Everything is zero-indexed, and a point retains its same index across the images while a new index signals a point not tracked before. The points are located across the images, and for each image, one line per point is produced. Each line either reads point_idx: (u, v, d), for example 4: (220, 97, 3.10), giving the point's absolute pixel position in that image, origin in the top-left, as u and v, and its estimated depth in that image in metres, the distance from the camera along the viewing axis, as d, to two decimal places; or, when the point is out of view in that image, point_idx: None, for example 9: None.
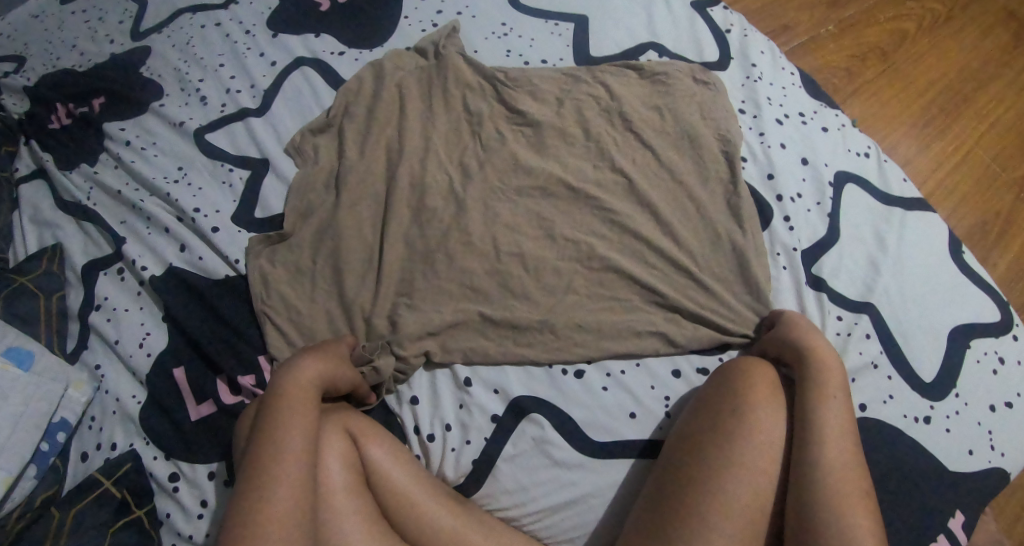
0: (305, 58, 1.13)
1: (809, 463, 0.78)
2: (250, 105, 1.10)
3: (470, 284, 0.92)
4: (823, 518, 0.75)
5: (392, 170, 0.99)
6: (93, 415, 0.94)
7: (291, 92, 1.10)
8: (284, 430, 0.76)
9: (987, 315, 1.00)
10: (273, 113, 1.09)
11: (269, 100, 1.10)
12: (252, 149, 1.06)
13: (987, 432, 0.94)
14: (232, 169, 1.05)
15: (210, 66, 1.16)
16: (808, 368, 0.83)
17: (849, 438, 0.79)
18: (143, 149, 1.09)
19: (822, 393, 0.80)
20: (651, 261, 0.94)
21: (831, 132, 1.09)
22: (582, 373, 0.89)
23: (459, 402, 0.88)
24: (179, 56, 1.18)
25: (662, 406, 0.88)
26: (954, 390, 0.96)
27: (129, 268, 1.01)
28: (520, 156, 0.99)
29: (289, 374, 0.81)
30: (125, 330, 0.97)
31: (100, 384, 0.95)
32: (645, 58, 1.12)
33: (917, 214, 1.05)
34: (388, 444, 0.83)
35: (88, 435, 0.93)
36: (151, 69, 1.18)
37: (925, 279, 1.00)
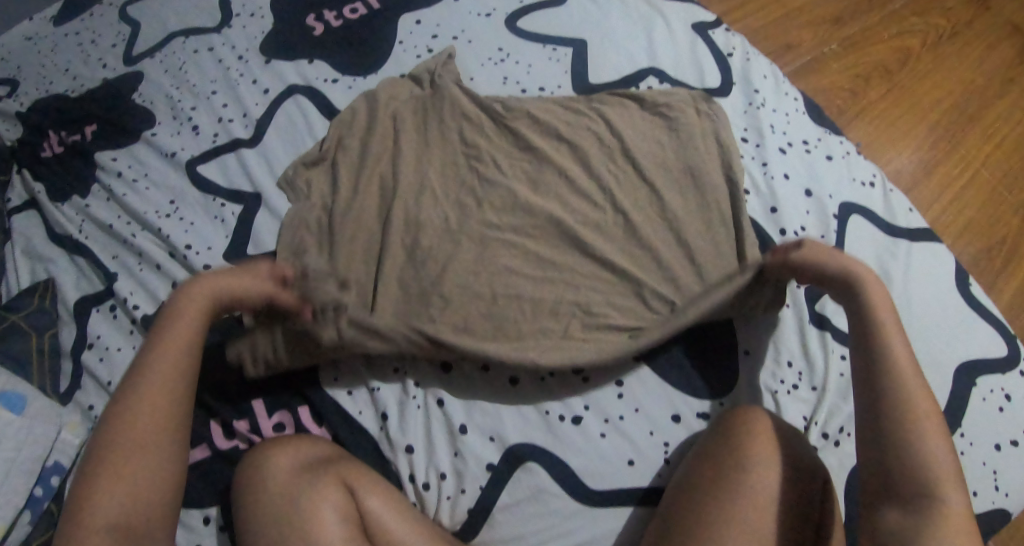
0: (298, 85, 1.11)
1: (889, 454, 0.78)
2: (243, 136, 1.08)
3: (466, 327, 0.90)
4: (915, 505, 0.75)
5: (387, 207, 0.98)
6: (87, 457, 0.94)
7: (284, 121, 1.08)
8: (159, 376, 0.81)
9: (993, 350, 0.98)
10: (265, 144, 1.07)
11: (261, 130, 1.08)
12: (244, 182, 1.04)
13: (991, 472, 0.93)
14: (224, 204, 1.03)
15: (202, 93, 1.14)
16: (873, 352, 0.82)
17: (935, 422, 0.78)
18: (134, 181, 1.07)
19: (898, 379, 0.80)
20: (651, 301, 0.92)
21: (836, 161, 1.07)
22: (580, 419, 0.87)
23: (455, 450, 0.86)
24: (171, 82, 1.16)
25: (661, 452, 0.86)
26: (959, 430, 0.94)
27: (121, 306, 0.99)
28: (517, 192, 0.97)
29: (176, 308, 0.85)
30: (117, 370, 0.97)
31: (95, 425, 0.95)
32: (646, 84, 1.09)
33: (923, 245, 1.03)
34: (388, 498, 0.82)
35: (82, 476, 0.93)
36: (143, 96, 1.16)
37: (931, 314, 0.98)
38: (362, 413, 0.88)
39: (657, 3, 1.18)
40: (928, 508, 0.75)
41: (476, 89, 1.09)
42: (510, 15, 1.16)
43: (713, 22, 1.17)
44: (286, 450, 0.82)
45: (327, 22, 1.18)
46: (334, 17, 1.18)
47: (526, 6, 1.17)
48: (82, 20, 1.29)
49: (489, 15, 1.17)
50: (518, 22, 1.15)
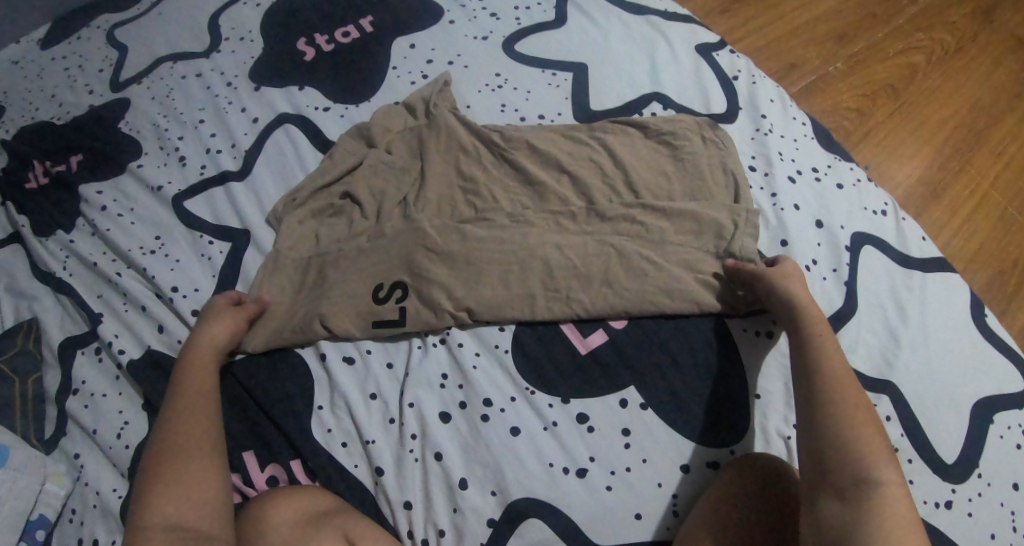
0: (288, 114, 1.08)
1: (825, 447, 0.76)
2: (231, 168, 1.05)
3: (463, 374, 0.87)
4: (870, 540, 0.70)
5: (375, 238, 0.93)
6: (73, 509, 0.88)
7: (273, 152, 1.05)
8: (185, 408, 0.82)
9: (1011, 384, 0.92)
10: (254, 176, 1.03)
11: (249, 162, 1.04)
12: (232, 218, 1.01)
13: (1009, 513, 0.86)
14: (212, 242, 1.00)
15: (190, 121, 1.10)
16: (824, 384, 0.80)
17: (865, 412, 0.78)
18: (120, 216, 1.04)
19: (832, 378, 0.79)
20: (656, 343, 0.88)
21: (846, 190, 1.01)
22: (585, 471, 0.83)
23: (454, 505, 0.82)
24: (159, 110, 1.12)
25: (669, 504, 0.82)
26: (975, 469, 0.87)
27: (107, 349, 0.95)
28: (514, 225, 0.93)
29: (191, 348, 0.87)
30: (104, 417, 0.92)
31: (80, 475, 0.90)
32: (649, 110, 1.06)
33: (937, 276, 0.97)
34: None
35: (69, 530, 0.87)
36: (129, 124, 1.12)
37: (946, 346, 0.92)
38: (358, 466, 0.85)
39: (659, 24, 1.14)
40: (867, 498, 0.73)
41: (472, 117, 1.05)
42: (507, 39, 1.13)
43: (717, 43, 1.14)
44: (287, 503, 0.79)
45: (319, 46, 1.14)
46: (325, 40, 1.14)
47: (523, 29, 1.14)
48: (68, 43, 1.25)
49: (484, 39, 1.13)
50: (515, 45, 1.12)
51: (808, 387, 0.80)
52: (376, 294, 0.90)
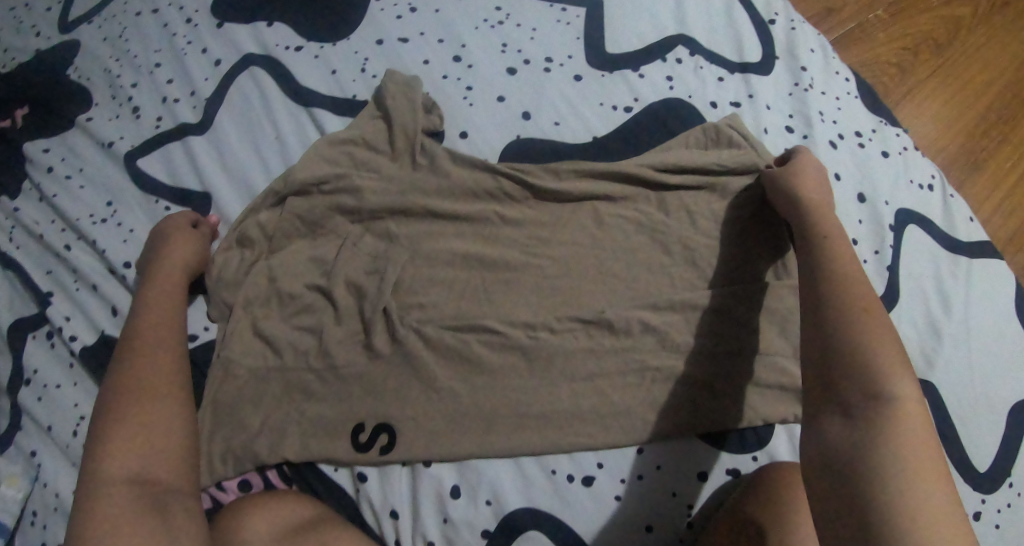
0: (254, 54, 0.94)
1: (840, 346, 0.67)
2: (190, 120, 0.92)
3: (470, 356, 0.76)
4: (879, 456, 0.61)
5: (352, 235, 0.81)
6: (34, 511, 0.80)
7: (238, 102, 0.92)
8: (142, 349, 0.73)
9: None
10: (216, 129, 0.91)
11: (210, 113, 0.91)
12: (192, 179, 0.89)
13: None
14: (168, 208, 0.89)
15: (144, 65, 0.96)
16: (823, 277, 0.71)
17: (878, 317, 0.68)
18: (67, 178, 0.91)
19: (836, 276, 0.71)
20: (684, 327, 0.77)
21: (892, 158, 0.91)
22: (591, 479, 0.74)
23: (444, 516, 0.74)
24: (111, 53, 0.97)
25: (683, 515, 0.74)
26: (1006, 478, 0.80)
27: (59, 334, 0.85)
28: (509, 192, 0.83)
29: (150, 283, 0.78)
30: (57, 411, 0.83)
31: (38, 474, 0.81)
32: (674, 57, 0.93)
33: (984, 263, 0.89)
34: None
35: (31, 534, 0.79)
36: (79, 71, 0.97)
37: (989, 348, 0.84)
38: (338, 470, 0.76)
39: None
40: (877, 413, 0.63)
41: (474, 152, 0.86)
42: None
43: None
44: (264, 514, 0.71)
45: None
46: None
47: None
48: None
49: None
50: None
51: (813, 286, 0.71)
52: (357, 438, 0.75)
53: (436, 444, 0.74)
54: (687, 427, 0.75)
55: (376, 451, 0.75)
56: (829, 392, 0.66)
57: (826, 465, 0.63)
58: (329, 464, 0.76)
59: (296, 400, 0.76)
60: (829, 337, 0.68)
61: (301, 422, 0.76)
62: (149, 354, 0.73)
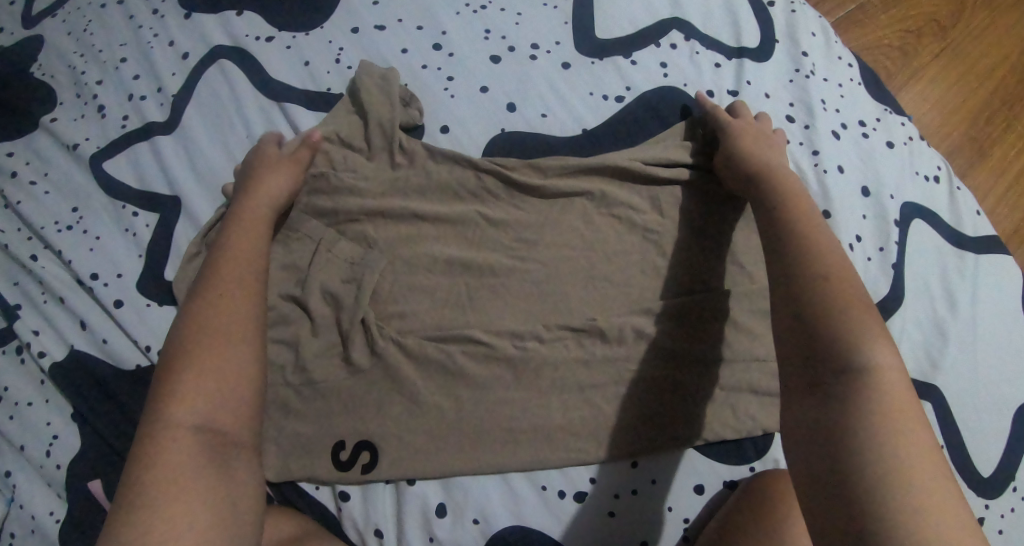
0: (224, 47, 0.89)
1: (810, 319, 0.62)
2: (157, 118, 0.87)
3: (454, 368, 0.72)
4: (860, 435, 0.56)
5: (327, 239, 0.77)
6: (12, 533, 0.76)
7: (207, 97, 0.87)
8: (227, 284, 0.67)
9: None
10: (184, 127, 0.86)
11: (178, 110, 0.87)
12: (160, 182, 0.85)
13: None
14: (136, 213, 0.84)
15: (109, 61, 0.91)
16: (792, 245, 0.67)
17: (848, 283, 0.64)
18: (31, 183, 0.87)
19: (806, 243, 0.66)
20: (677, 333, 0.73)
21: (897, 149, 0.87)
22: (584, 496, 0.71)
23: (429, 536, 0.71)
24: (74, 47, 0.93)
25: (678, 528, 0.71)
26: (1014, 485, 0.77)
27: (28, 350, 0.82)
28: (486, 185, 0.79)
29: (237, 219, 0.72)
30: (30, 430, 0.79)
31: (14, 495, 0.77)
32: (668, 42, 0.88)
33: (991, 259, 0.85)
34: None
35: None
36: (42, 68, 0.92)
37: (996, 349, 0.80)
38: (320, 488, 0.73)
39: None
40: (854, 388, 0.58)
41: (457, 148, 0.81)
42: None
43: None
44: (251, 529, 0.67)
45: None
46: None
47: None
48: None
49: None
50: None
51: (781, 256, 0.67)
52: (337, 455, 0.72)
53: (419, 461, 0.71)
54: (682, 439, 0.72)
55: (357, 469, 0.71)
56: (802, 369, 0.61)
57: (806, 452, 0.58)
58: (309, 482, 0.73)
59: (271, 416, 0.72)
60: (799, 310, 0.63)
61: (278, 439, 0.72)
62: (231, 292, 0.67)
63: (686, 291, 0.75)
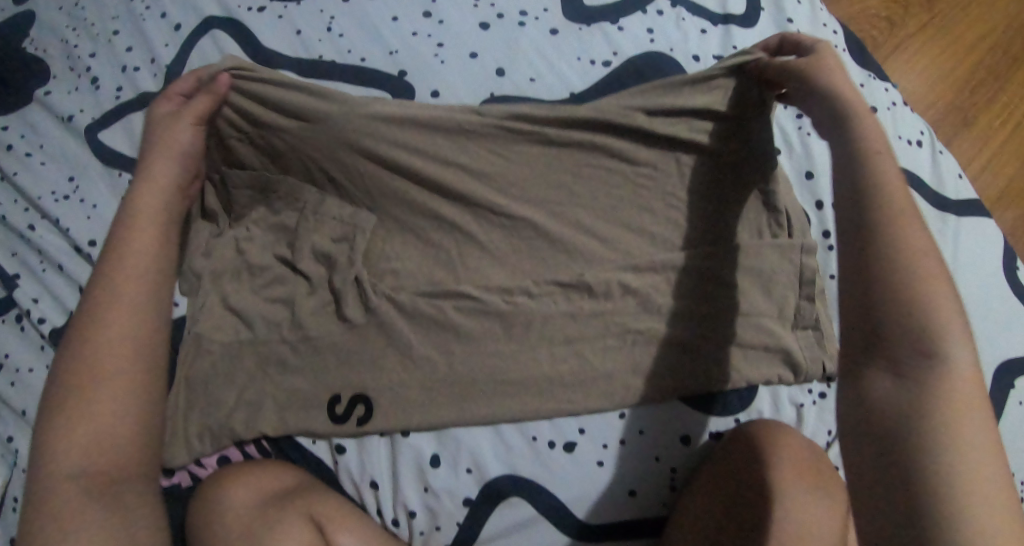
0: (216, 17, 0.91)
1: (886, 297, 0.60)
2: (151, 88, 0.90)
3: (446, 323, 0.74)
4: (922, 425, 0.56)
5: (313, 201, 0.79)
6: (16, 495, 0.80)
7: (199, 66, 0.89)
8: (98, 323, 0.67)
9: None
10: None
11: (171, 80, 0.89)
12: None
13: None
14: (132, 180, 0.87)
15: (102, 34, 0.93)
16: (873, 216, 0.63)
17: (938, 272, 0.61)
18: (28, 155, 0.89)
19: (891, 216, 0.62)
20: (662, 287, 0.76)
21: (880, 113, 0.89)
22: (573, 445, 0.74)
23: (424, 485, 0.73)
24: (67, 21, 0.95)
25: (666, 479, 0.74)
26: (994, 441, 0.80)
27: (29, 319, 0.85)
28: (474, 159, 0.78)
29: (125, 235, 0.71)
30: (31, 394, 0.82)
31: (16, 459, 0.81)
32: (654, 8, 0.89)
33: (971, 221, 0.87)
34: (361, 529, 0.71)
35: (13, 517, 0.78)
36: (35, 42, 0.95)
37: (976, 308, 0.83)
38: (316, 443, 0.75)
39: None
40: (927, 380, 0.57)
41: None
42: None
43: None
44: (248, 481, 0.71)
45: None
46: None
47: None
48: None
49: None
50: None
51: (858, 224, 0.63)
52: (332, 409, 0.74)
53: (412, 413, 0.73)
54: (666, 389, 0.74)
55: (353, 423, 0.73)
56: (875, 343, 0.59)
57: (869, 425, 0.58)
58: (305, 435, 0.75)
59: (269, 371, 0.75)
60: (881, 284, 0.60)
61: (276, 395, 0.74)
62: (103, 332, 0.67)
63: (694, 244, 0.77)
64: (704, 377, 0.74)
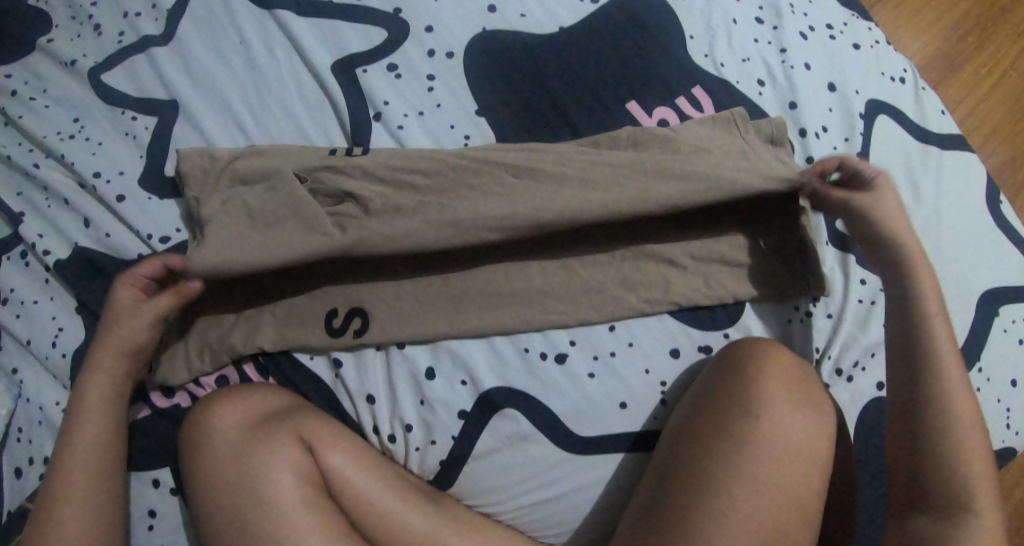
0: None
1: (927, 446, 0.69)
2: (152, 31, 0.93)
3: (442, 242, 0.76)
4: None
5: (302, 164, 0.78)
6: (20, 426, 0.83)
7: (200, 10, 0.92)
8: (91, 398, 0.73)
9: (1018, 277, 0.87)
10: (178, 38, 0.91)
11: (172, 24, 0.92)
12: (157, 89, 0.90)
13: (1004, 410, 0.83)
14: (135, 117, 0.89)
15: None
16: (921, 376, 0.71)
17: (973, 422, 0.70)
18: (31, 99, 0.92)
19: (940, 382, 0.70)
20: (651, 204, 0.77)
21: (864, 50, 0.91)
22: (564, 357, 0.76)
23: (421, 398, 0.75)
24: None
25: (657, 392, 0.76)
26: (975, 364, 0.83)
27: (32, 252, 0.87)
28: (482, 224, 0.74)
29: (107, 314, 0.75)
30: (37, 326, 0.85)
31: (21, 391, 0.84)
32: None
33: (955, 154, 0.90)
34: (352, 445, 0.73)
35: (20, 448, 0.83)
36: None
37: (960, 236, 0.85)
38: (313, 359, 0.77)
39: None
40: (956, 514, 0.67)
41: (442, 47, 0.87)
42: None
43: None
44: (234, 404, 0.72)
45: None
46: None
47: None
48: None
49: None
50: None
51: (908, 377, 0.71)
52: (330, 323, 0.76)
53: (407, 327, 0.75)
54: (652, 302, 0.76)
55: (350, 336, 0.75)
56: (912, 481, 0.69)
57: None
58: (303, 351, 0.77)
59: (267, 287, 0.77)
60: (924, 435, 0.69)
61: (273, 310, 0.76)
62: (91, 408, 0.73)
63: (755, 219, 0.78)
64: (692, 292, 0.76)
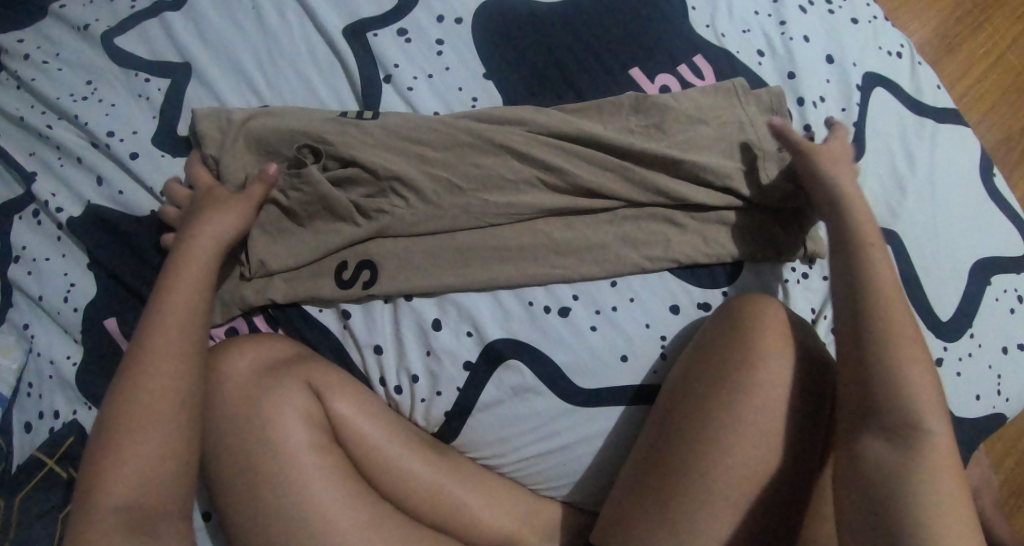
0: None
1: (874, 377, 0.67)
2: None
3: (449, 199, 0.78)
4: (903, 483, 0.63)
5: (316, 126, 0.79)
6: (30, 381, 0.84)
7: None
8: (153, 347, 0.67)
9: (1010, 247, 0.89)
10: (192, 4, 0.93)
11: None
12: (170, 52, 0.92)
13: (995, 375, 0.85)
14: (148, 79, 0.91)
15: None
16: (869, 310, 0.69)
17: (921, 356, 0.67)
18: (44, 63, 0.93)
19: (883, 316, 0.68)
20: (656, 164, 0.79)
21: (862, 25, 0.94)
22: (567, 310, 0.78)
23: (427, 349, 0.77)
24: None
25: (657, 346, 0.78)
26: (968, 329, 0.85)
27: (45, 211, 0.88)
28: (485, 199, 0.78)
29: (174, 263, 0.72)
30: (49, 282, 0.86)
31: (31, 346, 0.85)
32: None
33: (950, 128, 0.92)
34: (359, 395, 0.75)
35: (29, 403, 0.84)
36: None
37: (953, 205, 0.88)
38: (323, 311, 0.79)
39: None
40: (913, 446, 0.64)
41: (452, 14, 0.89)
42: None
43: None
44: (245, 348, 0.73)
45: None
46: None
47: None
48: None
49: None
50: None
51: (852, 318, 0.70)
52: (340, 275, 0.78)
53: (415, 279, 0.77)
54: (654, 259, 0.78)
55: (359, 288, 0.77)
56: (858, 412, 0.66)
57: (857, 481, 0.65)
58: (312, 303, 0.79)
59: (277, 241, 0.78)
60: (867, 368, 0.67)
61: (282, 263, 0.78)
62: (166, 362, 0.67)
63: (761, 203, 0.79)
64: (694, 248, 0.79)
